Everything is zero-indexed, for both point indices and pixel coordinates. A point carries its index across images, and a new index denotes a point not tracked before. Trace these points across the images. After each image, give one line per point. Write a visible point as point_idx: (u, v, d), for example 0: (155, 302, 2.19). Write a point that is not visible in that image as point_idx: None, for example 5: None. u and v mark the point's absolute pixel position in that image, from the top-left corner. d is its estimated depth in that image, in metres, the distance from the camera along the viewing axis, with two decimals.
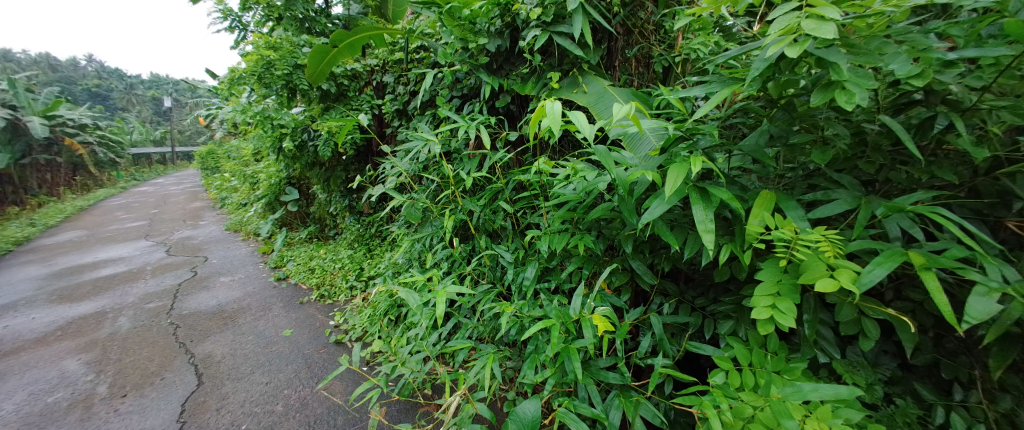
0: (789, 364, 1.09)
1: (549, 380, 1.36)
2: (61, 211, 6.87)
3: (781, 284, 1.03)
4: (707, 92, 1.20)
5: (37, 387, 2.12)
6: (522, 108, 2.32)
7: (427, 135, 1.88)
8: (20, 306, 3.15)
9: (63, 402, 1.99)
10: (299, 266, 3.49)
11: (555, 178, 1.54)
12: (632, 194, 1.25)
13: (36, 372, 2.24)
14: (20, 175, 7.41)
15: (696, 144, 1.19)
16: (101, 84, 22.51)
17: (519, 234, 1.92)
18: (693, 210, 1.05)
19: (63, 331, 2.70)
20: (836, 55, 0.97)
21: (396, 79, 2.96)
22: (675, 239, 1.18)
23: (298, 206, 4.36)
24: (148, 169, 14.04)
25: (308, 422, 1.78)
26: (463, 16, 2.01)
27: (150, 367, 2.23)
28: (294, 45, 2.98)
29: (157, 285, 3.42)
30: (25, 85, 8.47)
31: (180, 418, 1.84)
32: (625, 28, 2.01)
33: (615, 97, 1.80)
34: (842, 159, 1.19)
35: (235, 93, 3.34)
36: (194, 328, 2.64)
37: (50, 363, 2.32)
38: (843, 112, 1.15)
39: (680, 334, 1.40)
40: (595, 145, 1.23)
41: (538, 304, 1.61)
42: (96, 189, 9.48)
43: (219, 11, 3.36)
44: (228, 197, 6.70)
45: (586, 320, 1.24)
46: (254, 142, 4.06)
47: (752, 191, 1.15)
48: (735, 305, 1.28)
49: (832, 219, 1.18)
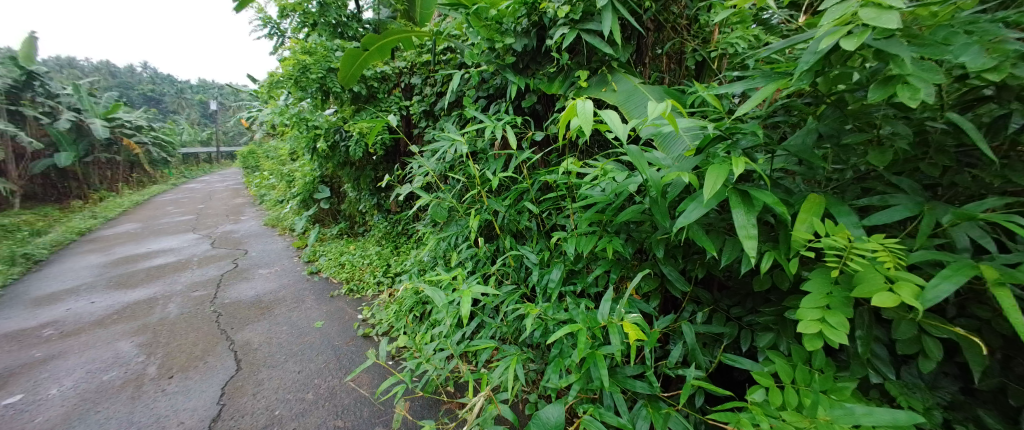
0: (837, 383, 1.00)
1: (574, 385, 1.31)
2: (119, 205, 7.36)
3: (831, 297, 0.95)
4: (748, 88, 1.12)
5: (94, 365, 2.25)
6: (549, 107, 2.29)
7: (453, 134, 1.87)
8: (82, 291, 3.38)
9: (116, 380, 2.10)
10: (330, 261, 3.58)
11: (583, 179, 1.49)
12: (666, 197, 1.19)
13: (93, 352, 2.38)
14: (84, 172, 8.00)
15: (736, 144, 1.11)
16: (154, 88, 24.03)
17: (545, 235, 1.88)
18: (733, 214, 0.99)
19: (118, 315, 2.87)
20: (898, 46, 0.89)
21: (423, 80, 2.98)
22: (712, 244, 1.11)
23: (329, 203, 4.48)
24: (196, 168, 14.89)
25: (336, 412, 1.80)
26: (490, 16, 1.98)
27: (195, 351, 2.34)
28: (327, 50, 3.05)
29: (202, 275, 3.59)
30: (88, 90, 9.04)
31: (219, 400, 1.91)
32: (656, 23, 1.92)
33: (646, 95, 1.72)
34: (901, 161, 1.09)
35: (274, 95, 3.46)
36: (235, 316, 2.75)
37: (106, 344, 2.47)
38: (903, 109, 1.06)
39: (714, 344, 1.33)
40: (628, 145, 1.17)
41: (563, 307, 1.57)
42: (149, 185, 10.12)
43: (261, 18, 3.48)
44: (267, 195, 6.98)
45: (614, 326, 1.20)
46: (290, 143, 4.19)
47: (798, 195, 1.07)
48: (776, 317, 1.19)
49: (888, 228, 1.09)
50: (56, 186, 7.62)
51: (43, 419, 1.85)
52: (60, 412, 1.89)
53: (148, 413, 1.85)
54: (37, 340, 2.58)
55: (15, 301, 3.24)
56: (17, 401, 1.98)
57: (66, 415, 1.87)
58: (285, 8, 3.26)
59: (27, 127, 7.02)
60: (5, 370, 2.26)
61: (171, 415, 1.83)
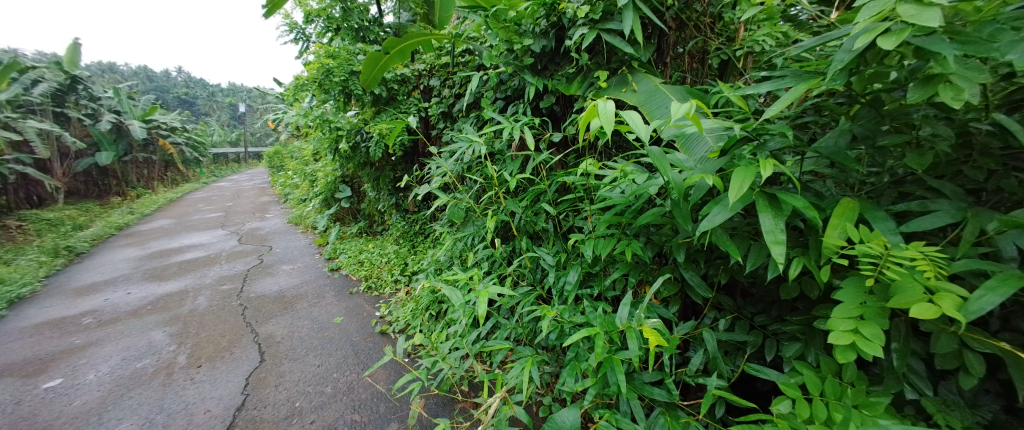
0: (870, 398, 0.96)
1: (590, 390, 1.29)
2: (154, 201, 7.69)
3: (865, 307, 0.91)
4: (777, 88, 1.08)
5: (129, 353, 2.34)
6: (567, 108, 2.27)
7: (472, 136, 1.88)
8: (119, 282, 3.53)
9: (148, 368, 2.18)
10: (350, 259, 3.64)
11: (602, 181, 1.47)
12: (689, 199, 1.16)
13: (128, 341, 2.48)
14: (122, 171, 8.39)
15: (763, 146, 1.07)
16: (186, 91, 25.01)
17: (562, 237, 1.86)
18: (760, 218, 0.95)
19: (152, 305, 2.99)
20: (941, 44, 0.84)
21: (442, 82, 3.00)
22: (736, 249, 1.08)
23: (350, 203, 4.56)
24: (225, 167, 15.42)
25: (354, 406, 1.83)
26: (509, 18, 1.99)
27: (222, 342, 2.41)
28: (350, 54, 3.11)
29: (229, 270, 3.70)
30: (127, 92, 9.46)
31: (243, 390, 1.96)
32: (678, 22, 1.88)
33: (668, 96, 1.68)
34: (942, 164, 1.03)
35: (299, 98, 3.55)
36: (260, 310, 2.82)
37: (140, 333, 2.57)
38: (944, 110, 1.00)
39: (736, 353, 1.28)
40: (650, 147, 1.15)
41: (580, 310, 1.54)
42: (181, 183, 10.53)
43: (287, 24, 3.57)
44: (291, 194, 7.17)
45: (633, 331, 1.18)
46: (313, 144, 4.29)
47: (830, 199, 1.02)
48: (804, 326, 1.15)
49: (927, 234, 1.03)
50: (97, 184, 8.01)
51: (81, 403, 1.93)
52: (96, 396, 1.97)
53: (177, 400, 1.91)
54: (77, 327, 2.71)
55: (58, 291, 3.40)
56: (58, 385, 2.07)
57: (102, 400, 1.94)
58: (310, 13, 3.33)
59: (70, 128, 7.37)
60: (48, 354, 2.37)
61: (199, 403, 1.89)
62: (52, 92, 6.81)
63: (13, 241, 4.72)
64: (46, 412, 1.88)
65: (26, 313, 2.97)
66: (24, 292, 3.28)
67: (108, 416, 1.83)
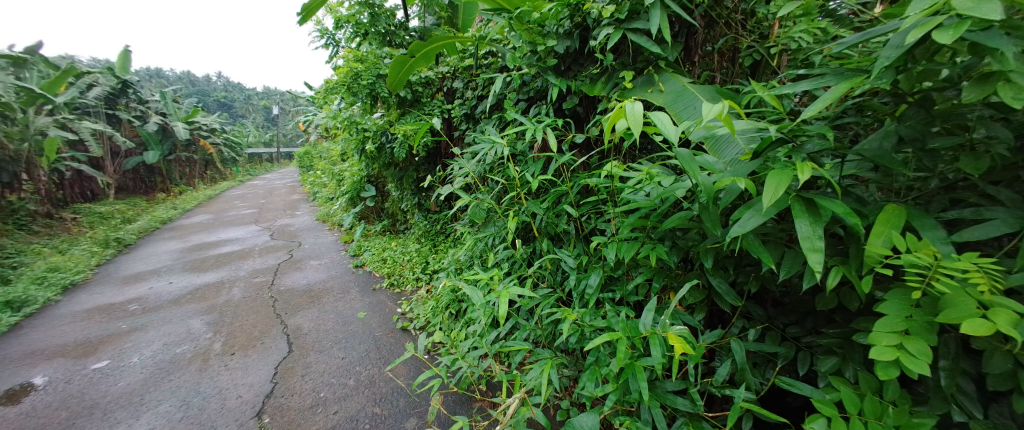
0: (913, 419, 0.90)
1: (610, 395, 1.26)
2: (195, 198, 8.09)
3: (911, 321, 0.85)
4: (816, 87, 1.03)
5: (170, 339, 2.46)
6: (590, 109, 2.23)
7: (494, 137, 1.87)
8: (162, 272, 3.71)
9: (187, 353, 2.28)
10: (373, 256, 3.71)
11: (626, 183, 1.43)
12: (719, 203, 1.12)
13: (168, 327, 2.60)
14: (167, 169, 8.87)
15: (800, 148, 1.02)
16: (224, 93, 26.17)
17: (583, 239, 1.84)
18: (796, 224, 0.91)
19: (191, 295, 3.13)
20: (1001, 39, 0.78)
21: (465, 84, 3.02)
22: (769, 257, 1.03)
23: (375, 202, 4.64)
24: (259, 167, 16.06)
25: (375, 399, 1.85)
26: (533, 19, 1.99)
27: (254, 332, 2.49)
28: (377, 57, 3.16)
29: (263, 263, 3.84)
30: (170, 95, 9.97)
31: (273, 379, 2.02)
32: (708, 19, 1.84)
33: (696, 96, 1.62)
34: (999, 169, 0.95)
35: (328, 100, 3.65)
36: (289, 303, 2.91)
37: (180, 321, 2.69)
38: (1003, 110, 0.93)
39: (766, 365, 1.23)
40: (678, 149, 1.11)
41: (601, 314, 1.52)
42: (219, 181, 11.02)
43: (318, 30, 3.68)
44: (319, 192, 7.38)
45: (656, 338, 1.15)
46: (341, 144, 4.39)
47: (874, 205, 0.97)
48: (841, 340, 1.08)
49: (981, 245, 0.95)
50: (144, 180, 8.49)
51: (125, 383, 2.03)
52: (139, 378, 2.07)
53: (212, 384, 1.99)
54: (123, 313, 2.86)
55: (108, 279, 3.61)
56: (105, 366, 2.19)
57: (144, 382, 2.04)
58: (339, 20, 3.41)
59: (121, 128, 7.82)
60: (97, 337, 2.51)
61: (232, 389, 1.96)
62: (105, 95, 7.23)
63: (69, 233, 5.04)
64: (94, 390, 1.99)
65: (79, 299, 3.16)
66: (78, 279, 3.50)
67: (149, 397, 1.92)
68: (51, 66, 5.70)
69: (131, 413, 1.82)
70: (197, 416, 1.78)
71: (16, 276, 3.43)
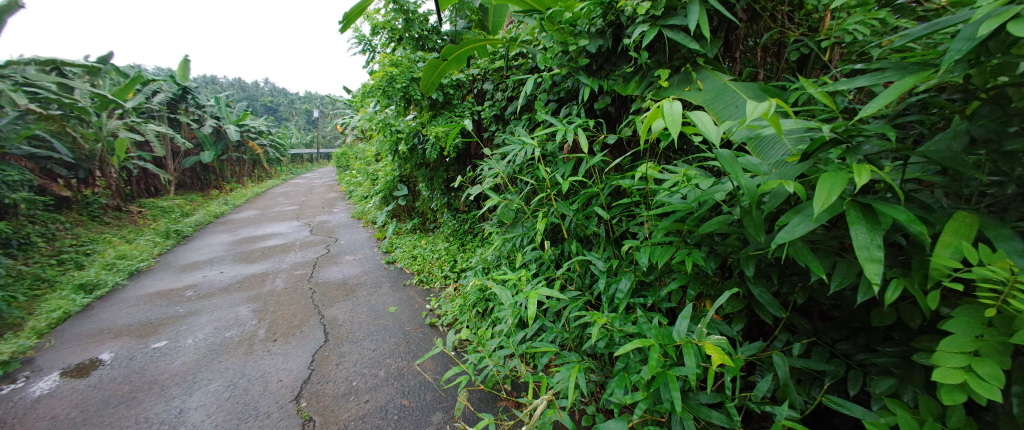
0: None
1: (640, 403, 1.22)
2: (243, 194, 8.57)
3: (983, 341, 0.77)
4: (875, 82, 0.95)
5: (219, 323, 2.60)
6: (622, 108, 2.17)
7: (524, 138, 1.86)
8: (214, 262, 3.95)
9: (234, 337, 2.40)
10: (404, 253, 3.78)
11: (661, 186, 1.38)
12: (763, 208, 1.05)
13: (219, 313, 2.76)
14: (219, 168, 9.44)
15: (855, 149, 0.95)
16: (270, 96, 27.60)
17: (613, 241, 1.79)
18: (850, 231, 0.84)
19: (239, 284, 3.30)
20: None
21: (496, 86, 3.02)
22: (818, 266, 0.96)
23: (406, 201, 4.73)
24: (300, 166, 16.81)
25: (404, 391, 1.88)
26: (564, 19, 1.96)
27: (294, 320, 2.60)
28: (411, 61, 3.22)
29: (303, 257, 4.01)
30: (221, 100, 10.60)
31: (310, 366, 2.09)
32: (750, 13, 1.75)
33: (738, 93, 1.54)
34: None
35: (364, 103, 3.76)
36: (325, 294, 3.02)
37: (229, 307, 2.84)
38: None
39: (811, 383, 1.15)
40: (720, 150, 1.06)
41: (632, 319, 1.47)
42: (263, 179, 11.61)
43: (355, 36, 3.79)
44: (354, 191, 7.62)
45: (690, 347, 1.10)
46: (375, 145, 4.51)
47: (940, 212, 0.88)
48: (899, 359, 1.00)
49: None
50: (201, 178, 9.06)
51: (179, 363, 2.17)
52: (192, 358, 2.20)
53: (256, 368, 2.08)
54: (180, 298, 3.05)
55: (167, 267, 3.88)
56: (163, 346, 2.35)
57: (196, 362, 2.17)
58: (376, 26, 3.51)
59: (181, 131, 8.39)
60: (157, 320, 2.69)
61: (274, 373, 2.04)
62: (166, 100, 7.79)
63: (134, 224, 5.46)
64: (153, 368, 2.13)
65: (142, 284, 3.41)
66: (142, 266, 3.78)
67: (200, 376, 2.04)
68: (121, 74, 6.20)
69: (185, 390, 1.93)
70: (242, 396, 1.87)
71: (89, 262, 3.74)
